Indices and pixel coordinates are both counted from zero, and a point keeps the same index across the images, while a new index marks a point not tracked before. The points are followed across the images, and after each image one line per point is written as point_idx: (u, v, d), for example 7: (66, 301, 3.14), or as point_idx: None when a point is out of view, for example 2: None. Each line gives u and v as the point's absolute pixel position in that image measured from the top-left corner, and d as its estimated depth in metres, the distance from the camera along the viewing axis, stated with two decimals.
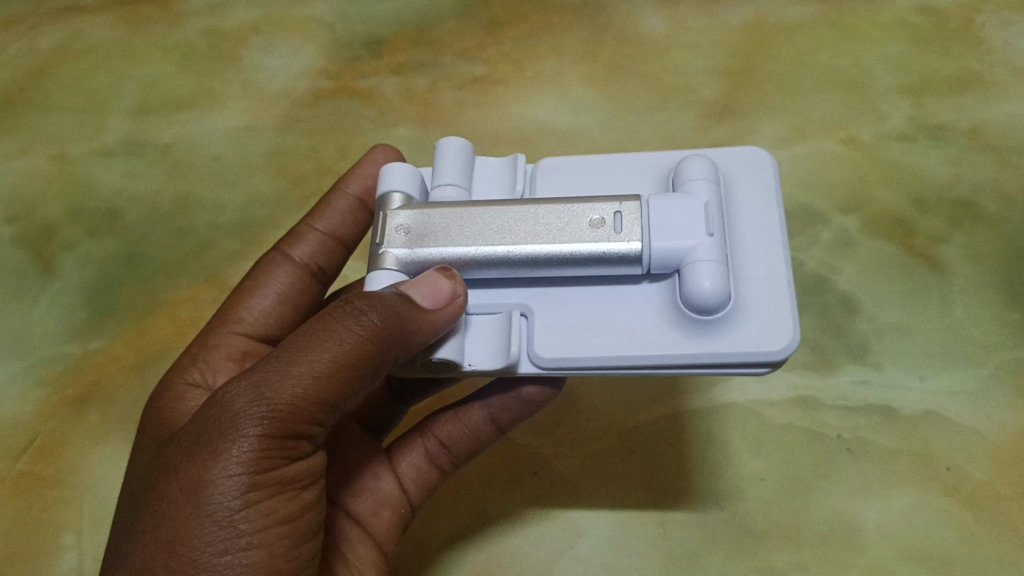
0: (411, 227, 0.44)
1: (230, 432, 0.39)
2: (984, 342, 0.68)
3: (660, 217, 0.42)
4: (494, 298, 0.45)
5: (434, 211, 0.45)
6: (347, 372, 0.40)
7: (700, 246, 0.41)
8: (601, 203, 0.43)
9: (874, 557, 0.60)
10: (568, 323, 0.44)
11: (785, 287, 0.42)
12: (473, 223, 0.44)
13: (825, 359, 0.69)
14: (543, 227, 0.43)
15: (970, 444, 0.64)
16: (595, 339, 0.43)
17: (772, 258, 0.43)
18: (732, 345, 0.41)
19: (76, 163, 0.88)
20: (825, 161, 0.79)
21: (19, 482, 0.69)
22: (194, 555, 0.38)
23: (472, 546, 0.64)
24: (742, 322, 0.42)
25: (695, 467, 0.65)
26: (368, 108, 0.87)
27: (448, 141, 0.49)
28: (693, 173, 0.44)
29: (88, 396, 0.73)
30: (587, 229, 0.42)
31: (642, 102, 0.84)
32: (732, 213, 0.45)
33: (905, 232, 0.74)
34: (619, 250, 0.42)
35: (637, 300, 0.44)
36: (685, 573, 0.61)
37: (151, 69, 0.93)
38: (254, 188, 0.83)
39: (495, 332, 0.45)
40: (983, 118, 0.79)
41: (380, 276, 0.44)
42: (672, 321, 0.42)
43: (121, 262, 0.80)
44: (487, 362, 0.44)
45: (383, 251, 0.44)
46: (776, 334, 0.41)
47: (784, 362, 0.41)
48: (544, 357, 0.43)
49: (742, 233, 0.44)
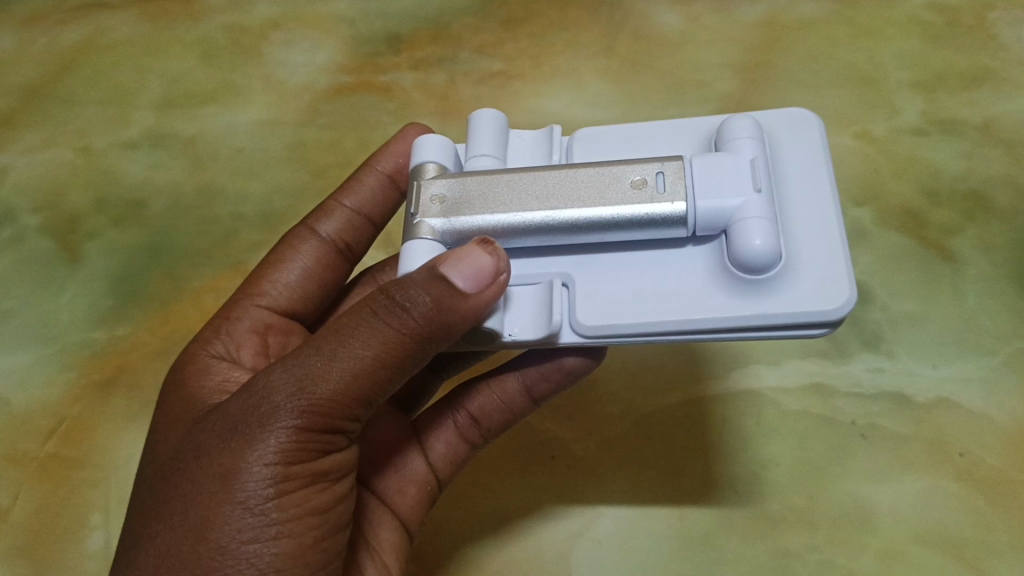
0: (446, 197, 0.46)
1: (267, 422, 0.40)
2: (995, 331, 0.69)
3: (704, 176, 0.43)
4: (536, 270, 0.47)
5: (469, 181, 0.46)
6: (388, 367, 0.41)
7: (747, 203, 0.42)
8: (642, 165, 0.44)
9: (887, 540, 0.61)
10: (611, 294, 0.45)
11: (837, 243, 0.43)
12: (509, 191, 0.45)
13: (839, 347, 0.70)
14: (584, 192, 0.44)
15: (982, 430, 0.65)
16: (640, 306, 0.44)
17: (821, 215, 0.44)
18: (783, 306, 0.42)
19: (101, 156, 0.89)
20: (839, 155, 0.80)
21: (47, 464, 0.70)
22: (222, 542, 0.40)
23: (495, 530, 0.65)
24: (793, 282, 0.42)
25: (707, 453, 0.66)
26: (388, 102, 0.89)
27: (481, 114, 0.51)
28: (736, 132, 0.46)
29: (113, 380, 0.74)
30: (629, 191, 0.43)
31: (657, 97, 0.86)
32: (778, 177, 0.46)
33: (917, 224, 0.76)
34: (664, 212, 0.43)
35: (683, 266, 0.45)
36: (702, 555, 0.62)
37: (174, 64, 0.95)
38: (276, 179, 0.85)
39: (537, 301, 0.45)
40: (995, 113, 0.80)
41: (416, 244, 0.45)
42: (720, 283, 0.43)
43: (147, 251, 0.82)
44: (527, 331, 0.45)
45: (418, 221, 0.45)
46: (831, 291, 0.41)
47: (842, 321, 0.41)
48: (586, 325, 0.44)
49: (788, 195, 0.45)
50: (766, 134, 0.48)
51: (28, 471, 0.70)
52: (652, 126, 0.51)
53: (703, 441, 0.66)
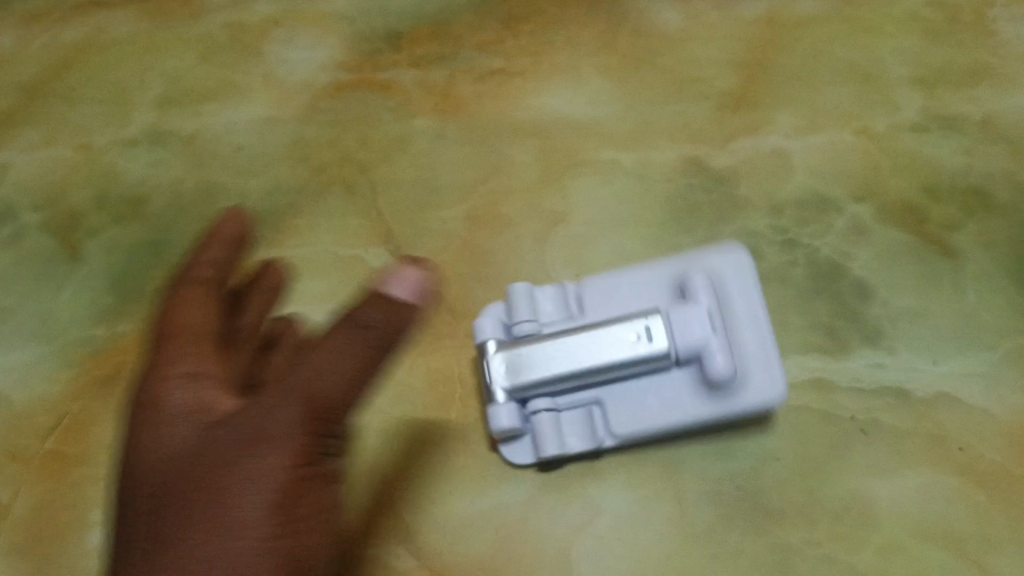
0: (507, 364, 0.63)
1: (259, 439, 0.59)
2: (996, 327, 0.70)
3: (680, 324, 0.62)
4: (573, 400, 0.64)
5: (520, 350, 0.63)
6: (354, 377, 0.60)
7: (709, 342, 0.62)
8: (635, 321, 0.62)
9: (885, 535, 0.62)
10: (632, 410, 0.64)
11: (768, 350, 0.64)
12: (550, 355, 0.63)
13: (839, 343, 0.70)
14: (598, 348, 0.62)
15: (983, 426, 0.65)
16: (653, 421, 0.63)
17: (755, 322, 0.65)
18: (739, 403, 0.63)
19: (102, 153, 0.89)
20: (839, 150, 0.80)
21: (48, 461, 0.71)
22: (242, 530, 0.58)
23: (495, 518, 0.65)
24: (745, 389, 0.63)
25: (707, 449, 0.65)
26: (387, 99, 0.88)
27: (515, 288, 0.67)
28: (697, 288, 0.65)
29: (114, 376, 0.74)
30: (631, 346, 0.62)
31: (657, 94, 0.85)
32: (727, 306, 0.65)
33: (917, 219, 0.76)
34: (656, 356, 0.61)
35: (671, 378, 0.64)
36: (702, 550, 0.62)
37: (171, 61, 0.94)
38: (277, 176, 0.85)
39: (582, 422, 0.64)
40: (996, 108, 0.81)
41: (498, 410, 0.63)
42: (700, 398, 0.63)
43: (147, 248, 0.82)
44: (580, 443, 0.64)
45: (494, 389, 0.63)
46: (770, 390, 0.63)
47: (777, 406, 0.63)
48: (620, 433, 0.64)
49: (736, 315, 0.65)
50: (716, 273, 0.67)
51: (30, 468, 0.71)
52: (639, 273, 0.69)
53: (703, 437, 0.66)
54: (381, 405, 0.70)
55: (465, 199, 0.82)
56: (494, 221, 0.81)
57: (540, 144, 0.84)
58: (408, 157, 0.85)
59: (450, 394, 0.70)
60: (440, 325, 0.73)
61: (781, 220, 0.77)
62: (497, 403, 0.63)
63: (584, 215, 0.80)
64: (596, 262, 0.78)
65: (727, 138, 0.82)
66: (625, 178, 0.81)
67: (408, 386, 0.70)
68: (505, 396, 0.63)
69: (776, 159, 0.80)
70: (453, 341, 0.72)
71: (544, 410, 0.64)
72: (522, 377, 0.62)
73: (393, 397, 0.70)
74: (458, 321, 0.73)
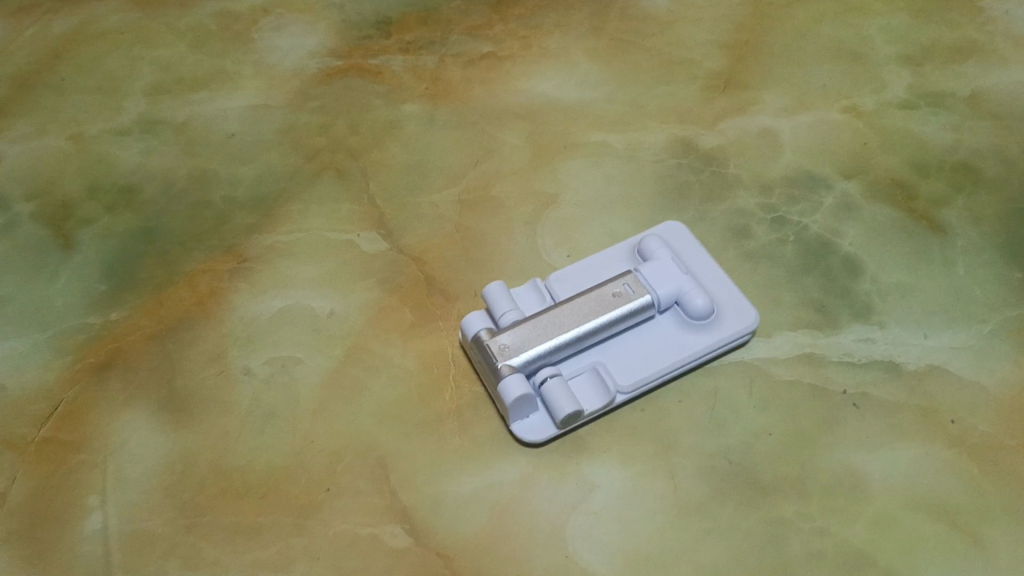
0: (511, 342, 0.64)
1: None
2: (985, 300, 0.70)
3: (654, 275, 0.68)
4: (574, 368, 0.66)
5: (519, 329, 0.65)
6: None
7: (685, 283, 0.68)
8: (612, 282, 0.67)
9: (880, 507, 0.62)
10: (632, 362, 0.66)
11: (730, 283, 0.70)
12: (545, 326, 0.65)
13: (829, 319, 0.70)
14: (587, 309, 0.66)
15: (975, 398, 0.66)
16: (655, 368, 0.66)
17: (715, 269, 0.71)
18: (726, 333, 0.67)
19: (94, 143, 0.89)
20: (827, 128, 0.81)
21: (43, 448, 0.70)
22: None
23: (490, 497, 0.64)
24: (723, 320, 0.68)
25: (698, 426, 0.66)
26: (379, 85, 0.89)
27: (491, 288, 0.68)
28: (653, 246, 0.71)
29: (110, 363, 0.73)
30: (615, 299, 0.66)
31: (646, 76, 0.87)
32: (684, 261, 0.72)
33: (906, 195, 0.77)
34: (642, 305, 0.66)
35: (656, 328, 0.68)
36: (696, 524, 0.62)
37: (165, 52, 0.95)
38: (268, 162, 0.85)
39: (591, 383, 0.65)
40: (982, 86, 0.84)
41: (509, 382, 0.63)
42: (687, 331, 0.68)
43: (141, 236, 0.81)
44: (594, 399, 0.65)
45: (502, 366, 0.63)
46: (746, 314, 0.68)
47: (755, 329, 0.68)
48: (628, 384, 0.65)
49: (698, 266, 0.71)
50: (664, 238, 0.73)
51: (24, 456, 0.69)
52: (598, 255, 0.73)
53: (695, 414, 0.66)
54: (375, 388, 0.70)
55: (456, 183, 0.82)
56: (487, 203, 0.80)
57: (530, 124, 0.85)
58: (398, 142, 0.85)
59: (444, 375, 0.70)
60: (434, 307, 0.74)
61: (771, 198, 0.77)
62: (508, 373, 0.63)
63: (575, 196, 0.79)
64: (587, 244, 0.76)
65: (716, 116, 0.83)
66: (615, 160, 0.81)
67: (402, 368, 0.71)
68: (515, 366, 0.63)
69: (763, 138, 0.81)
70: (446, 322, 0.73)
71: (551, 375, 0.64)
72: (528, 350, 0.64)
73: (387, 379, 0.71)
74: (450, 302, 0.74)
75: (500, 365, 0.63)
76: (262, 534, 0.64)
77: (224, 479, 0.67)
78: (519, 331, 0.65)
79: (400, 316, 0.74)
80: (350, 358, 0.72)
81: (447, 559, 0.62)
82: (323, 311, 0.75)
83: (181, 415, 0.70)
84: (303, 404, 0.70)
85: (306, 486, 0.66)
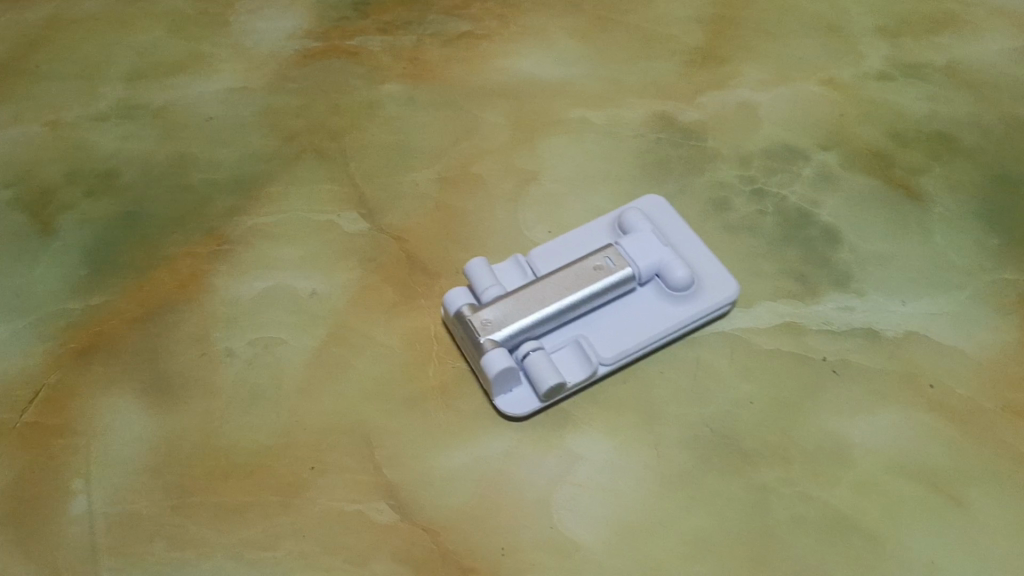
0: (493, 317, 0.64)
1: None
2: (963, 267, 0.71)
3: (635, 248, 0.68)
4: (557, 342, 0.67)
5: (501, 304, 0.65)
6: None
7: (665, 255, 0.68)
8: (593, 256, 0.68)
9: (862, 471, 0.62)
10: (614, 335, 0.67)
11: (710, 254, 0.71)
12: (527, 300, 0.65)
13: (809, 288, 0.71)
14: (569, 282, 0.66)
15: (953, 362, 0.67)
16: (637, 339, 0.66)
17: (695, 241, 0.71)
18: (708, 303, 0.68)
19: (71, 129, 0.88)
20: (805, 101, 0.82)
21: (27, 433, 0.69)
22: None
23: (475, 471, 0.65)
24: (705, 290, 0.68)
25: (681, 396, 0.66)
26: (358, 65, 0.89)
27: (472, 264, 0.68)
28: (633, 219, 0.71)
29: (92, 347, 0.73)
30: (596, 272, 0.66)
31: (625, 52, 0.87)
32: (665, 234, 0.72)
33: (884, 165, 0.77)
34: (623, 277, 0.67)
35: (638, 301, 0.68)
36: (680, 493, 0.63)
37: (142, 37, 0.95)
38: (247, 145, 0.85)
39: (574, 356, 0.65)
40: (958, 57, 0.84)
41: (492, 356, 0.63)
42: (669, 303, 0.68)
43: (121, 220, 0.81)
44: (578, 372, 0.65)
45: (484, 340, 0.63)
46: (727, 284, 0.68)
47: (736, 299, 0.68)
48: (611, 356, 0.66)
49: (679, 238, 0.72)
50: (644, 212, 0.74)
51: (8, 441, 0.69)
52: (579, 230, 0.73)
53: (677, 384, 0.67)
54: (359, 365, 0.70)
55: (436, 161, 0.82)
56: (468, 181, 0.80)
57: (510, 101, 0.85)
58: (378, 122, 0.85)
59: (428, 352, 0.70)
60: (416, 285, 0.74)
61: (750, 171, 0.78)
62: (491, 348, 0.63)
63: (556, 172, 0.80)
64: (568, 220, 0.77)
65: (695, 90, 0.83)
66: (595, 136, 0.82)
67: (386, 346, 0.71)
68: (497, 341, 0.64)
69: (741, 111, 0.82)
70: (429, 300, 0.73)
71: (533, 349, 0.65)
72: (510, 324, 0.64)
73: (371, 357, 0.71)
74: (432, 280, 0.74)
75: (483, 340, 0.63)
76: (249, 513, 0.64)
77: (209, 460, 0.67)
78: (501, 306, 0.65)
79: (382, 294, 0.74)
80: (333, 337, 0.72)
81: (434, 533, 0.62)
82: (305, 291, 0.75)
83: (165, 397, 0.70)
84: (287, 383, 0.70)
85: (291, 464, 0.66)
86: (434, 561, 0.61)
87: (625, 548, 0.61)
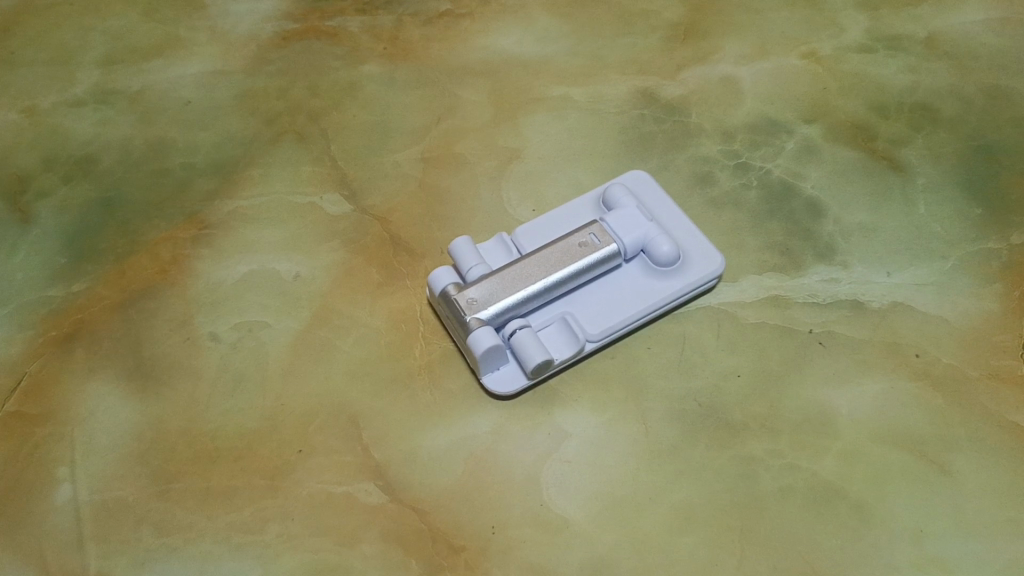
0: (478, 296, 0.64)
1: None
2: (946, 237, 0.71)
3: (620, 223, 0.68)
4: (544, 320, 0.66)
5: (486, 283, 0.64)
6: None
7: (650, 230, 0.68)
8: (578, 233, 0.67)
9: (848, 441, 0.63)
10: (600, 311, 0.66)
11: (695, 228, 0.70)
12: (512, 278, 0.65)
13: (793, 261, 0.70)
14: (554, 260, 0.66)
15: (938, 331, 0.67)
16: (623, 315, 0.66)
17: (680, 215, 0.71)
18: (694, 277, 0.67)
19: (47, 115, 0.87)
20: (786, 75, 0.82)
21: (9, 422, 0.69)
22: None
23: (463, 449, 0.64)
24: (690, 264, 0.68)
25: (667, 371, 0.66)
26: (337, 46, 0.88)
27: (457, 244, 0.68)
28: (617, 195, 0.71)
29: (74, 335, 0.72)
30: (581, 249, 0.66)
31: (605, 29, 0.87)
32: (650, 209, 0.72)
33: (867, 137, 0.77)
34: (609, 253, 0.66)
35: (624, 277, 0.68)
36: (668, 466, 0.63)
37: (117, 21, 0.93)
38: (226, 128, 0.84)
39: (560, 333, 0.65)
40: (938, 28, 0.84)
41: (478, 335, 0.63)
42: (655, 278, 0.68)
43: (100, 206, 0.80)
44: (564, 349, 0.65)
45: (471, 320, 0.63)
46: (713, 258, 0.68)
47: (722, 273, 0.68)
48: (597, 332, 0.66)
49: (663, 213, 0.71)
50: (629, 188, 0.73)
51: None
52: (563, 207, 0.72)
53: (663, 360, 0.67)
54: (343, 347, 0.70)
55: (418, 141, 0.81)
56: (450, 161, 0.79)
57: (491, 79, 0.84)
58: (358, 103, 0.84)
59: (413, 332, 0.70)
60: (400, 266, 0.74)
61: (733, 145, 0.78)
62: (477, 327, 0.63)
63: (538, 150, 0.79)
64: (552, 197, 0.76)
65: (676, 65, 0.83)
66: (577, 113, 0.81)
67: (371, 327, 0.71)
68: (483, 320, 0.63)
69: (723, 86, 0.81)
70: (413, 280, 0.73)
71: (519, 327, 0.64)
72: (496, 302, 0.64)
73: (356, 339, 0.70)
74: (416, 260, 0.74)
75: (468, 320, 0.63)
76: (236, 497, 0.64)
77: (194, 444, 0.66)
78: (487, 284, 0.64)
79: (366, 276, 0.73)
80: (317, 320, 0.71)
81: (423, 512, 0.62)
82: (288, 274, 0.74)
83: (149, 383, 0.70)
84: (272, 366, 0.69)
85: (278, 447, 0.66)
86: (423, 540, 0.61)
87: (613, 523, 0.61)
